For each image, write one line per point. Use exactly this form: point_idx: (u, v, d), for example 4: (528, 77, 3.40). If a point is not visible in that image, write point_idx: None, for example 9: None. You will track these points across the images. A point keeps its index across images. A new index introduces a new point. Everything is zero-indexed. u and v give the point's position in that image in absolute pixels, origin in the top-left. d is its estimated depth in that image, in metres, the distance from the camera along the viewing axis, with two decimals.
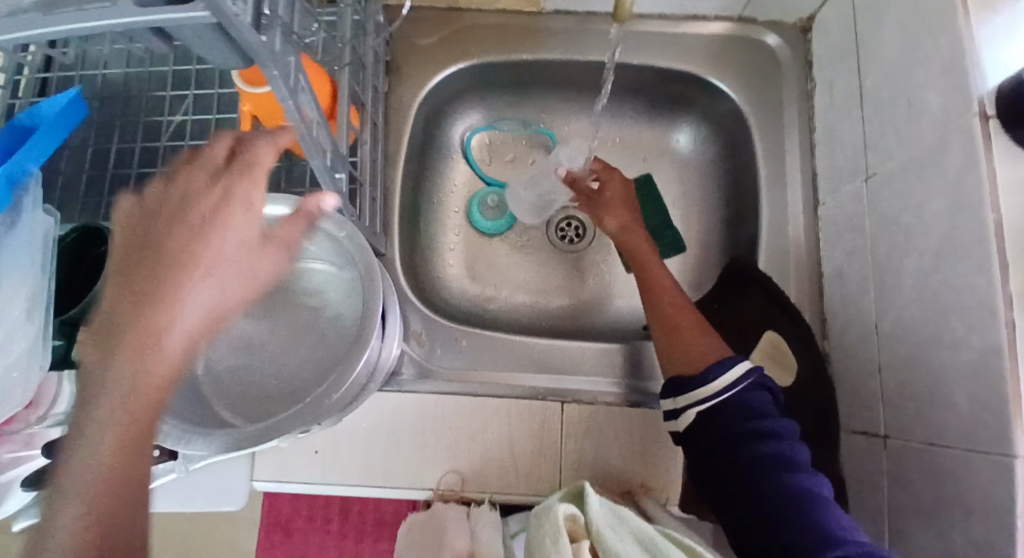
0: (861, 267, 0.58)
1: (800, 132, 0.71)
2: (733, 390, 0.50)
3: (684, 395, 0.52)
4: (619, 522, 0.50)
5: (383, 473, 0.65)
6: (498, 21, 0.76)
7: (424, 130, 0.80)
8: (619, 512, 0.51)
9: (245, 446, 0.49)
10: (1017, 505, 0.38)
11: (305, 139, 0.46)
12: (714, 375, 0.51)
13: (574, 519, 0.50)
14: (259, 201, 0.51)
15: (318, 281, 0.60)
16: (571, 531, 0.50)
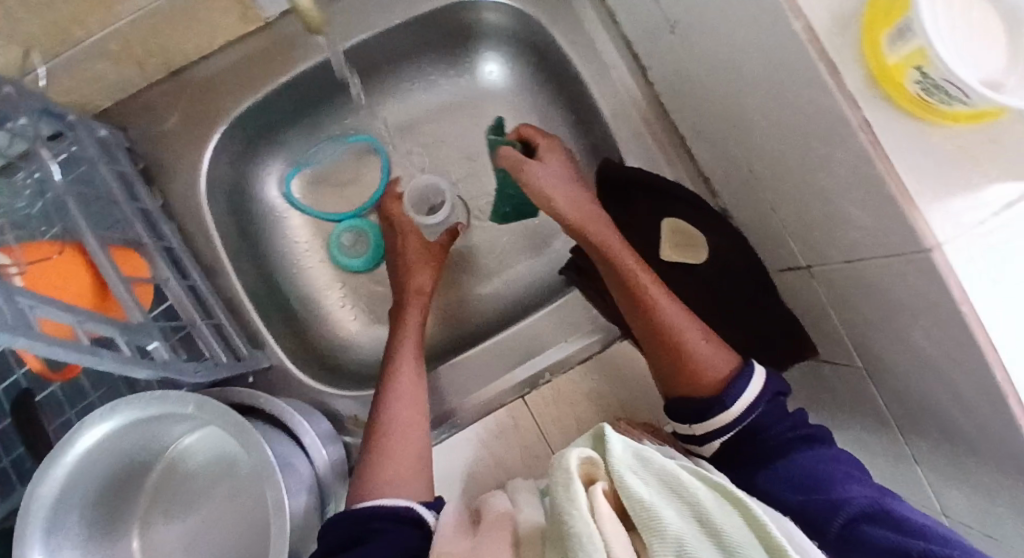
0: (713, 116, 0.55)
1: (592, 5, 0.65)
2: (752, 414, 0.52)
3: (711, 422, 0.52)
4: (643, 465, 0.37)
5: None
6: (229, 61, 0.64)
7: (236, 211, 0.69)
8: (643, 452, 0.37)
9: None
10: (955, 291, 0.36)
11: (82, 359, 0.38)
12: (732, 400, 0.51)
13: (594, 465, 0.37)
14: (82, 436, 0.44)
15: (214, 445, 0.55)
16: (587, 476, 0.37)
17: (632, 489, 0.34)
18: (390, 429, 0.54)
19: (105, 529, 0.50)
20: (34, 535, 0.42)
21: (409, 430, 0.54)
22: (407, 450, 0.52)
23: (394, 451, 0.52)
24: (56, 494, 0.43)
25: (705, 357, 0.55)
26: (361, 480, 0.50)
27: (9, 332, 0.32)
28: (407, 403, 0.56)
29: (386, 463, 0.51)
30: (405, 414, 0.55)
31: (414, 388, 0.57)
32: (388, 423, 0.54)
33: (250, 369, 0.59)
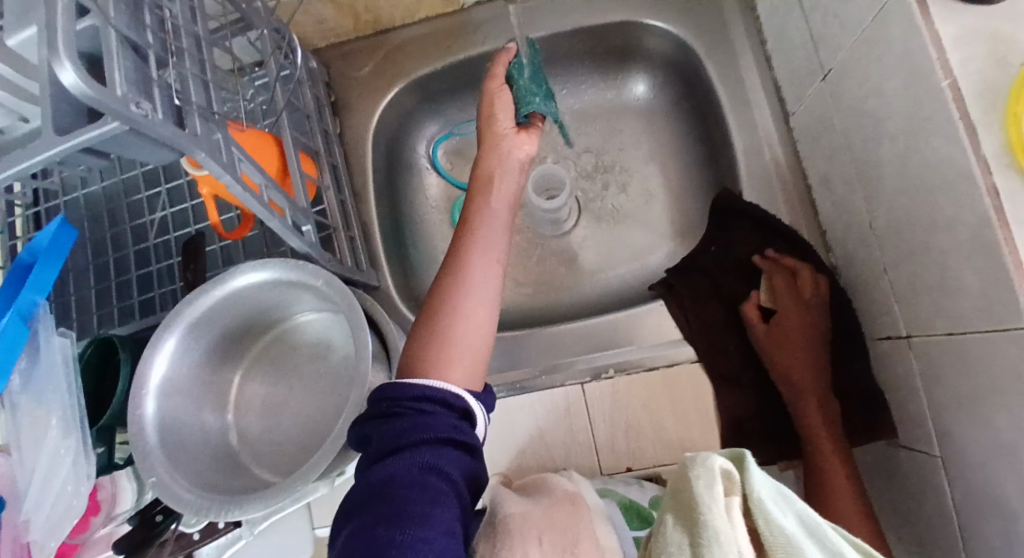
0: (844, 167, 0.56)
1: (751, 47, 0.68)
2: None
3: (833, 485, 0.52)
4: (785, 504, 0.30)
5: None
6: (423, 31, 0.76)
7: (389, 155, 0.81)
8: (791, 500, 0.31)
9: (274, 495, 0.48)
10: None
11: (253, 204, 0.49)
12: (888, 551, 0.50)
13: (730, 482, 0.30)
14: (234, 276, 0.54)
15: (320, 328, 0.63)
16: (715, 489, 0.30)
17: (778, 521, 0.28)
18: (458, 301, 0.48)
19: (222, 358, 0.59)
20: (171, 336, 0.52)
21: (477, 306, 0.48)
22: (473, 329, 0.47)
23: (457, 329, 0.47)
24: (208, 306, 0.54)
25: (867, 539, 0.53)
26: (418, 350, 0.46)
27: (213, 159, 0.43)
28: (482, 263, 0.50)
29: (448, 342, 0.46)
30: (474, 289, 0.49)
31: (491, 253, 0.51)
32: (455, 297, 0.48)
33: (363, 280, 0.69)
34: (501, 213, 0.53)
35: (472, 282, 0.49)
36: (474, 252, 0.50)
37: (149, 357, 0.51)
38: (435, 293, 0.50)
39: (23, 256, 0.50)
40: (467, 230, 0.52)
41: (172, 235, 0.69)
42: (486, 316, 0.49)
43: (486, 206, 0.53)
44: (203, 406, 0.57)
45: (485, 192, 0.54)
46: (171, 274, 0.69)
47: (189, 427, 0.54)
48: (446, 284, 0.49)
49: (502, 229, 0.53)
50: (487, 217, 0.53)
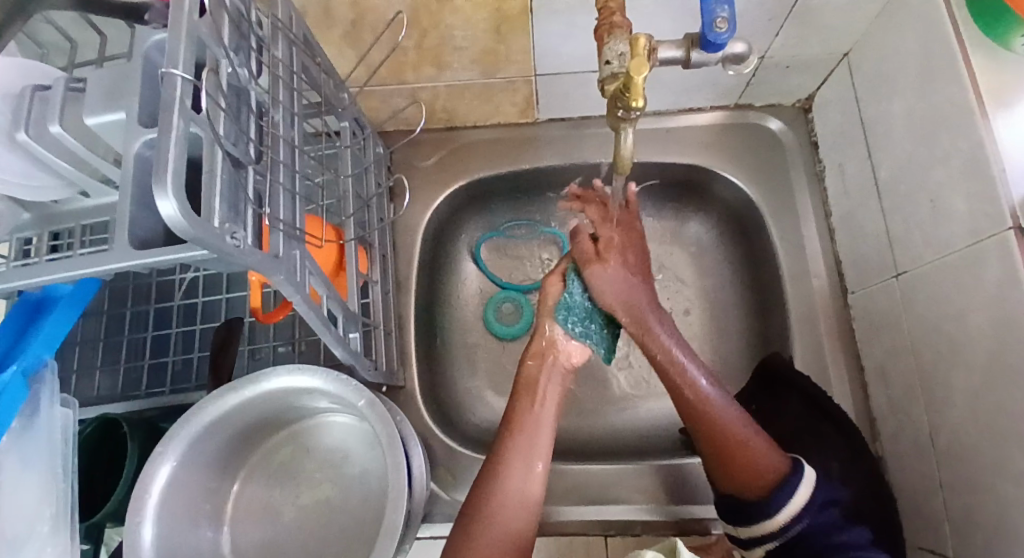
0: (907, 369, 0.56)
1: (816, 216, 0.69)
2: (799, 523, 0.47)
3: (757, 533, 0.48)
4: None
5: None
6: (494, 136, 0.77)
7: (434, 245, 0.79)
8: None
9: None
10: None
11: (312, 319, 0.46)
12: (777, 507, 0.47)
13: None
14: (265, 379, 0.50)
15: (336, 435, 0.58)
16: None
17: None
18: (494, 505, 0.47)
19: (224, 463, 0.54)
20: (183, 439, 0.48)
21: (518, 507, 0.48)
22: (508, 533, 0.47)
23: (495, 531, 0.46)
24: (221, 413, 0.49)
25: (769, 460, 0.48)
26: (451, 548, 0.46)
27: (287, 281, 0.41)
28: (522, 467, 0.49)
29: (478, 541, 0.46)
30: (512, 492, 0.48)
31: (536, 458, 0.50)
32: (492, 498, 0.48)
33: (390, 382, 0.65)
34: (546, 417, 0.53)
35: (512, 476, 0.49)
36: (517, 451, 0.50)
37: (156, 459, 0.47)
38: (478, 483, 0.50)
39: (34, 294, 0.46)
40: (512, 432, 0.52)
41: (200, 300, 0.66)
42: (523, 514, 0.48)
43: (532, 409, 0.53)
44: (199, 515, 0.51)
45: (528, 395, 0.54)
46: (192, 341, 0.65)
47: (183, 545, 0.49)
48: (486, 479, 0.49)
49: (546, 435, 0.52)
50: (529, 426, 0.52)
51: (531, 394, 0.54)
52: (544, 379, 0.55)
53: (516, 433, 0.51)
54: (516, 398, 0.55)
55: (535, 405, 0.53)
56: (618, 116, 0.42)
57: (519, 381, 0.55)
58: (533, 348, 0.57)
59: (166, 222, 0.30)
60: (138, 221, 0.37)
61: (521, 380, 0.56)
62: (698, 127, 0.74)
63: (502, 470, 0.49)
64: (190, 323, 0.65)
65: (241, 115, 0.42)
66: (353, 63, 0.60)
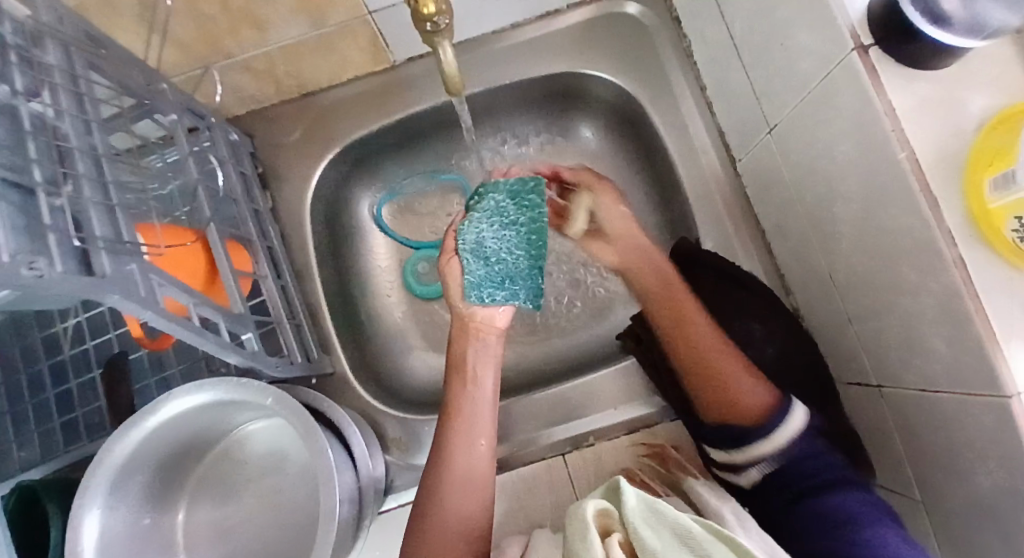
0: (799, 218, 0.57)
1: (693, 93, 0.68)
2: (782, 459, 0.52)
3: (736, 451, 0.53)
4: (658, 517, 0.37)
5: None
6: (353, 92, 0.72)
7: (328, 225, 0.75)
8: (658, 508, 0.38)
9: None
10: None
11: (180, 332, 0.42)
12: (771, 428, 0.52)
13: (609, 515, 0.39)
14: (164, 405, 0.47)
15: (269, 439, 0.56)
16: (604, 526, 0.39)
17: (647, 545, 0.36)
18: (444, 500, 0.49)
19: (159, 499, 0.52)
20: (100, 490, 0.45)
21: (472, 494, 0.50)
22: (457, 520, 0.49)
23: (445, 523, 0.48)
24: (127, 454, 0.46)
25: (752, 398, 0.52)
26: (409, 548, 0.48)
27: (127, 299, 0.37)
28: (465, 455, 0.51)
29: (428, 536, 0.48)
30: (460, 481, 0.50)
31: (480, 441, 0.52)
32: (439, 494, 0.50)
33: (315, 372, 0.63)
34: (482, 397, 0.53)
35: (458, 465, 0.51)
36: (458, 441, 0.51)
37: (78, 515, 0.44)
38: (426, 480, 0.51)
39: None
40: (450, 424, 0.52)
41: (90, 345, 0.61)
42: (468, 500, 0.49)
43: (467, 392, 0.53)
44: (147, 554, 0.50)
45: (461, 381, 0.54)
46: (92, 390, 0.60)
47: None
48: (433, 474, 0.51)
49: (482, 418, 0.53)
50: (466, 408, 0.53)
51: (462, 379, 0.54)
52: (473, 357, 0.54)
53: (454, 424, 0.52)
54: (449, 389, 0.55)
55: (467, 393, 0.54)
56: (428, 32, 0.39)
57: (450, 364, 0.55)
58: (457, 328, 0.54)
59: None
60: None
61: (454, 361, 0.55)
62: (557, 30, 0.71)
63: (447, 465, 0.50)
64: (88, 372, 0.60)
65: (17, 133, 0.36)
66: (158, 46, 0.54)
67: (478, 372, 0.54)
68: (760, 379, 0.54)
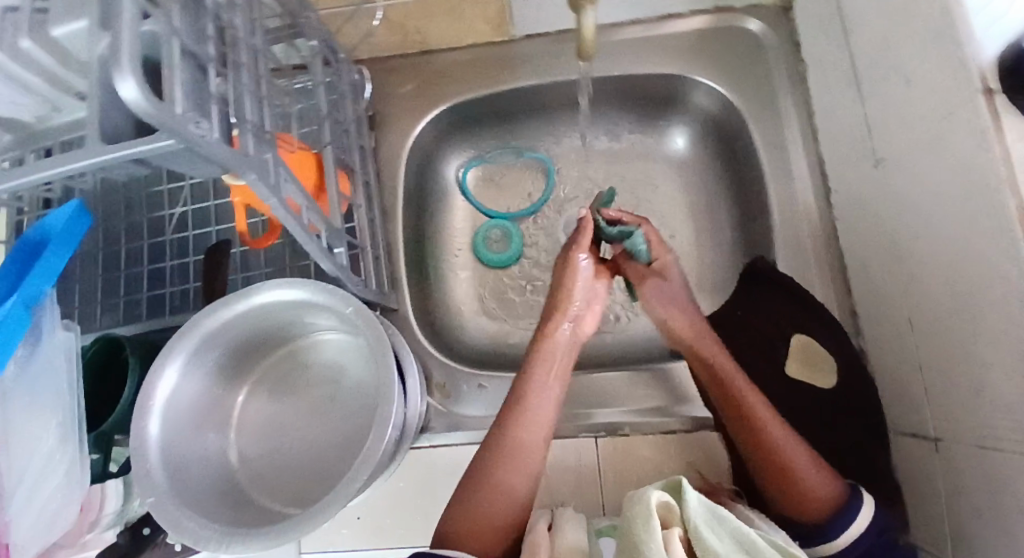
0: (886, 257, 0.56)
1: (800, 118, 0.68)
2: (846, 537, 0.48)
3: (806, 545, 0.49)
4: (717, 521, 0.41)
5: (399, 532, 0.63)
6: (469, 58, 0.75)
7: (418, 176, 0.79)
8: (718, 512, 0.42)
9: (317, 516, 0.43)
10: None
11: (292, 227, 0.47)
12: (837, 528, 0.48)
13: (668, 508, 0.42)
14: (258, 293, 0.52)
15: (334, 352, 0.60)
16: (663, 519, 0.42)
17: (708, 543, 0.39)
18: (499, 473, 0.52)
19: (228, 380, 0.57)
20: (183, 350, 0.50)
21: (534, 456, 0.53)
22: (509, 495, 0.51)
23: (495, 493, 0.51)
24: (217, 326, 0.52)
25: (815, 482, 0.49)
26: (453, 514, 0.51)
27: (259, 181, 0.42)
28: (532, 436, 0.54)
29: (479, 504, 0.50)
30: (521, 460, 0.53)
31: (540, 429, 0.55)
32: (497, 467, 0.52)
33: (382, 304, 0.67)
34: (554, 389, 0.57)
35: (529, 431, 0.54)
36: (525, 421, 0.54)
37: (160, 367, 0.49)
38: (485, 451, 0.54)
39: (31, 235, 0.46)
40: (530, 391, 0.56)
41: (191, 234, 0.67)
42: (518, 480, 0.52)
43: (542, 380, 0.57)
44: (205, 425, 0.54)
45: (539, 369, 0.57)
46: (186, 273, 0.66)
47: (192, 451, 0.51)
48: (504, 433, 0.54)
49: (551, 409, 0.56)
50: (539, 393, 0.56)
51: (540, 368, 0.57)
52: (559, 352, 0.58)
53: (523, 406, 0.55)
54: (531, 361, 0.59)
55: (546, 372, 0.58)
56: None
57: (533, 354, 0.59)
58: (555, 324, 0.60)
59: (130, 105, 0.30)
60: (108, 121, 0.37)
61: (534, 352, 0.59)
62: (675, 34, 0.72)
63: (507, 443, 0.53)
64: (184, 257, 0.67)
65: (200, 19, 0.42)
66: None
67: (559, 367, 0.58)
68: (830, 474, 0.50)
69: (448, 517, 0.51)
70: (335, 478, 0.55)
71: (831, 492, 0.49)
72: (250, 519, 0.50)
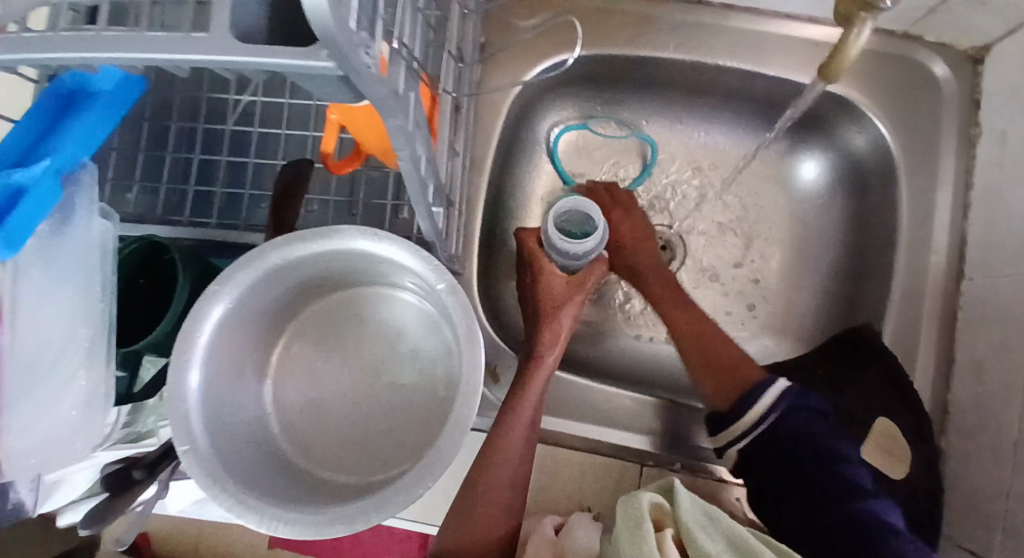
0: (1013, 371, 0.52)
1: (955, 186, 0.61)
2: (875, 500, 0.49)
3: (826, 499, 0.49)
4: (712, 523, 0.43)
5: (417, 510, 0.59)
6: (609, 9, 0.64)
7: (513, 127, 0.69)
8: (711, 513, 0.43)
9: (373, 517, 0.39)
10: None
11: (410, 183, 0.39)
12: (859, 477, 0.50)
13: (660, 509, 0.43)
14: (336, 236, 0.43)
15: (396, 312, 0.53)
16: (654, 519, 0.43)
17: (703, 546, 0.40)
18: (489, 480, 0.51)
19: (274, 318, 0.49)
20: (240, 282, 0.43)
21: (505, 493, 0.51)
22: (500, 500, 0.50)
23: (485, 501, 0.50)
24: (280, 264, 0.43)
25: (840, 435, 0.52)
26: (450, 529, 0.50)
27: (400, 129, 0.33)
28: (518, 439, 0.52)
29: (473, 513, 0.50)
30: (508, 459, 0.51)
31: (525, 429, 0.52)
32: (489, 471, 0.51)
33: (452, 269, 0.59)
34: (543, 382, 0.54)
35: (502, 462, 0.51)
36: (511, 424, 0.52)
37: (210, 298, 0.42)
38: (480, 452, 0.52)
39: (70, 82, 0.36)
40: (520, 389, 0.53)
41: (256, 132, 0.57)
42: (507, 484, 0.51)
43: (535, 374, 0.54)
44: (246, 365, 0.48)
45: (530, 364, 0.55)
46: (241, 177, 0.57)
47: (227, 393, 0.45)
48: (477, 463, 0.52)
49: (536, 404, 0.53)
50: (531, 389, 0.53)
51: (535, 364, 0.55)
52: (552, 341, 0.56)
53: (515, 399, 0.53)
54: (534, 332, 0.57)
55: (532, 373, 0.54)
56: None
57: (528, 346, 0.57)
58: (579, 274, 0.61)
59: (308, 12, 0.22)
60: (242, 8, 0.28)
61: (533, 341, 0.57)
62: None
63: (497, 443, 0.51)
64: (241, 156, 0.57)
65: None
66: None
67: (548, 357, 0.55)
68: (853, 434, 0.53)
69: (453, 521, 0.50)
70: (373, 456, 0.49)
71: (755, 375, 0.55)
72: (280, 481, 0.45)
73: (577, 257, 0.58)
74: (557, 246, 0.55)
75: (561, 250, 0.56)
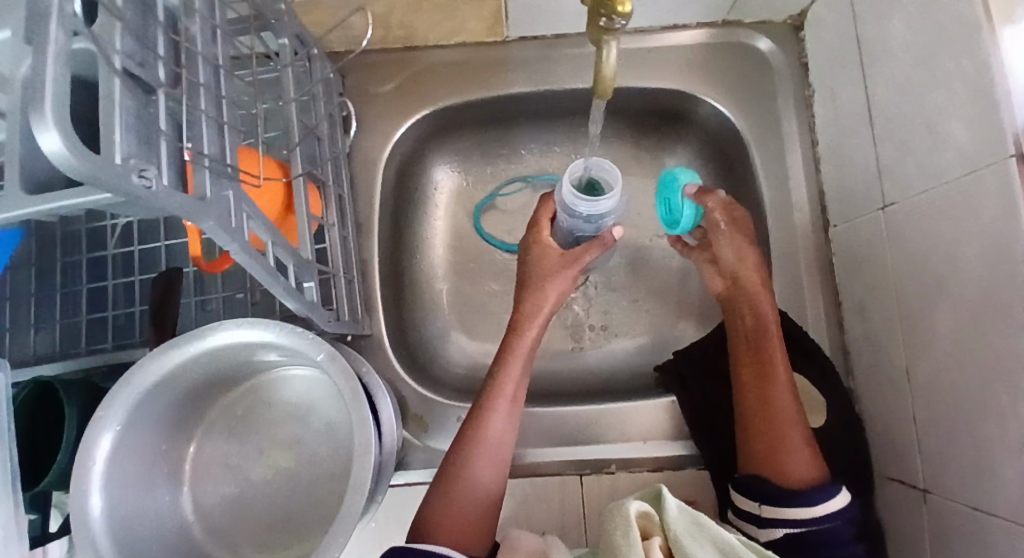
0: (887, 303, 0.55)
1: (802, 147, 0.65)
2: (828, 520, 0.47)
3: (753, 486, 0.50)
4: (697, 529, 0.43)
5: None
6: (456, 58, 0.69)
7: (397, 185, 0.72)
8: (699, 519, 0.43)
9: None
10: None
11: (259, 273, 0.41)
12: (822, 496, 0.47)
13: (648, 517, 0.44)
14: (212, 334, 0.45)
15: (301, 388, 0.55)
16: (643, 528, 0.44)
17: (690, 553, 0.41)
18: (462, 477, 0.51)
19: (179, 424, 0.50)
20: (126, 403, 0.43)
21: (479, 496, 0.50)
22: (478, 496, 0.50)
23: (459, 502, 0.50)
24: (163, 374, 0.45)
25: (800, 465, 0.49)
26: (422, 527, 0.49)
27: (219, 228, 0.35)
28: (499, 431, 0.53)
29: (448, 508, 0.49)
30: (485, 454, 0.52)
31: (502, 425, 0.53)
32: (464, 467, 0.51)
33: (356, 332, 0.61)
34: (514, 380, 0.55)
35: (476, 467, 0.51)
36: (491, 415, 0.53)
37: (96, 424, 0.42)
38: (455, 447, 0.53)
39: None
40: (493, 385, 0.54)
41: (137, 248, 0.59)
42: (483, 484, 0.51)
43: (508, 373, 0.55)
44: (155, 479, 0.48)
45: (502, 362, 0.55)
46: (133, 293, 0.60)
47: (139, 512, 0.45)
48: (450, 468, 0.52)
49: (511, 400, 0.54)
50: (508, 383, 0.54)
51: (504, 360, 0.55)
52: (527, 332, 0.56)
53: (488, 397, 0.54)
54: (516, 323, 0.57)
55: (505, 370, 0.55)
56: (599, 26, 0.35)
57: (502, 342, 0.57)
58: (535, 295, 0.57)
59: (49, 158, 0.24)
60: (30, 158, 0.30)
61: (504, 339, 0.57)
62: (679, 45, 0.68)
63: (472, 439, 0.52)
64: (129, 274, 0.60)
65: (148, 26, 0.34)
66: None
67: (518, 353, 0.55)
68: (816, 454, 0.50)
69: (420, 525, 0.49)
70: (303, 535, 0.50)
71: (812, 475, 0.49)
72: None
73: (587, 219, 0.55)
74: (573, 205, 0.53)
75: (574, 210, 0.54)
